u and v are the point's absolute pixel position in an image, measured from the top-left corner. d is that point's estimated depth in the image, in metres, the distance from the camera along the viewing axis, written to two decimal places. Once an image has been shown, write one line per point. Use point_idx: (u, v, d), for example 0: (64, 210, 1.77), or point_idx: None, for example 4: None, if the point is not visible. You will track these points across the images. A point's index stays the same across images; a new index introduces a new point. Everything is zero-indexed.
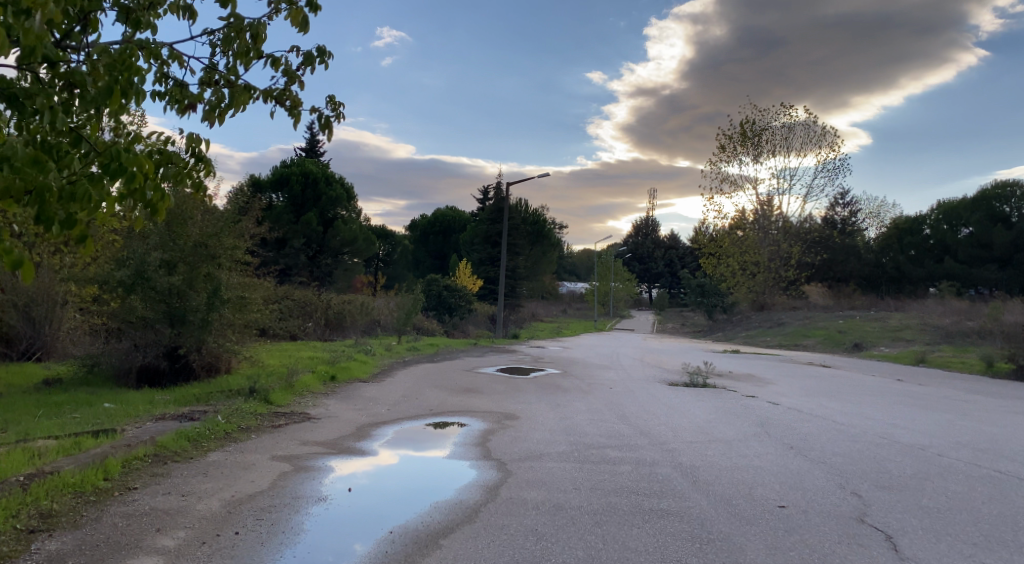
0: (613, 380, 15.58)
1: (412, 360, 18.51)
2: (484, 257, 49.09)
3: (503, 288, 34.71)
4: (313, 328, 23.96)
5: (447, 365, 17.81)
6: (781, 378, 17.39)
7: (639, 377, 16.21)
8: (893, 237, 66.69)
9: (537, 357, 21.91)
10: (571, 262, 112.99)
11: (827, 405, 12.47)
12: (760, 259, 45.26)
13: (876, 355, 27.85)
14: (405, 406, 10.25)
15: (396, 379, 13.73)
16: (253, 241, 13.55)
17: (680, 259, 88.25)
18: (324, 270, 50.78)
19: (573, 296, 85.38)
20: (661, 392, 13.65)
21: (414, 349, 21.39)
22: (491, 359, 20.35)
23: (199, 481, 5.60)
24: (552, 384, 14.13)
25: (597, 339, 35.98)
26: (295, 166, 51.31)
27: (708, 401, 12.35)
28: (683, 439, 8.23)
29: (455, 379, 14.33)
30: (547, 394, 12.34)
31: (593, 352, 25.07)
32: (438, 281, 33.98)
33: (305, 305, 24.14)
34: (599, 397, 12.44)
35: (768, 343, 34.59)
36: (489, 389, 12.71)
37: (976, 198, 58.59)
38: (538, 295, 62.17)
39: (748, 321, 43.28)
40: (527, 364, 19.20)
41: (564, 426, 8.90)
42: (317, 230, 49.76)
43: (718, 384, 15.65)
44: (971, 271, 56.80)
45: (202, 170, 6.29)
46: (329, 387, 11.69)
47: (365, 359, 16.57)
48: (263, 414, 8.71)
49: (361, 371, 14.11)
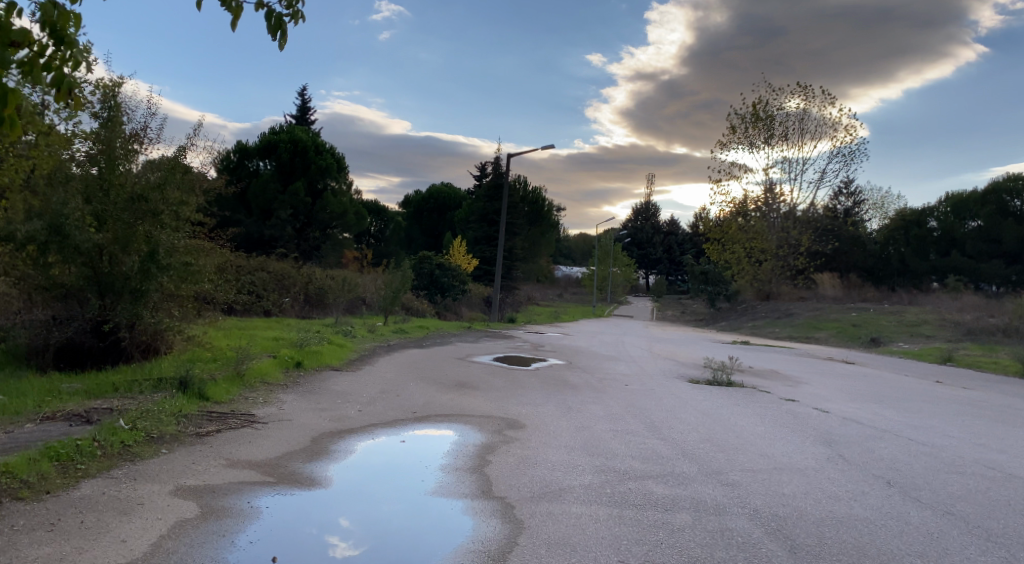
0: (626, 374, 13.60)
1: (398, 344, 16.49)
2: (480, 235, 47.05)
3: (500, 269, 32.63)
4: (290, 304, 21.96)
5: (437, 351, 15.78)
6: (812, 377, 15.45)
7: (655, 372, 14.27)
8: (897, 229, 64.92)
9: (537, 344, 19.92)
10: (567, 245, 110.96)
11: (883, 412, 10.55)
12: (768, 247, 43.34)
13: (897, 352, 25.98)
14: (383, 406, 8.19)
15: (375, 367, 11.68)
16: (208, 197, 11.42)
17: (679, 245, 86.29)
18: (312, 244, 48.44)
19: (569, 280, 83.23)
20: (686, 392, 11.67)
21: (402, 332, 19.32)
22: (486, 345, 18.33)
23: (32, 544, 3.54)
24: (558, 379, 12.14)
25: (598, 325, 34.12)
26: (285, 133, 49.09)
27: (744, 405, 10.34)
28: (740, 466, 6.25)
29: (446, 369, 12.30)
30: (554, 392, 10.33)
31: (596, 340, 23.19)
32: (430, 258, 31.78)
33: (283, 279, 22.10)
34: (615, 396, 10.47)
35: (778, 335, 32.77)
36: (484, 384, 10.69)
37: (986, 191, 56.97)
38: (534, 278, 60.05)
39: (754, 311, 41.43)
40: (527, 352, 17.21)
41: (583, 440, 6.92)
42: (305, 200, 47.54)
43: (744, 382, 13.68)
44: (978, 266, 55.09)
45: (72, 62, 4.24)
46: (291, 377, 9.68)
47: (345, 342, 14.53)
48: (191, 414, 6.63)
49: (334, 356, 12.07)
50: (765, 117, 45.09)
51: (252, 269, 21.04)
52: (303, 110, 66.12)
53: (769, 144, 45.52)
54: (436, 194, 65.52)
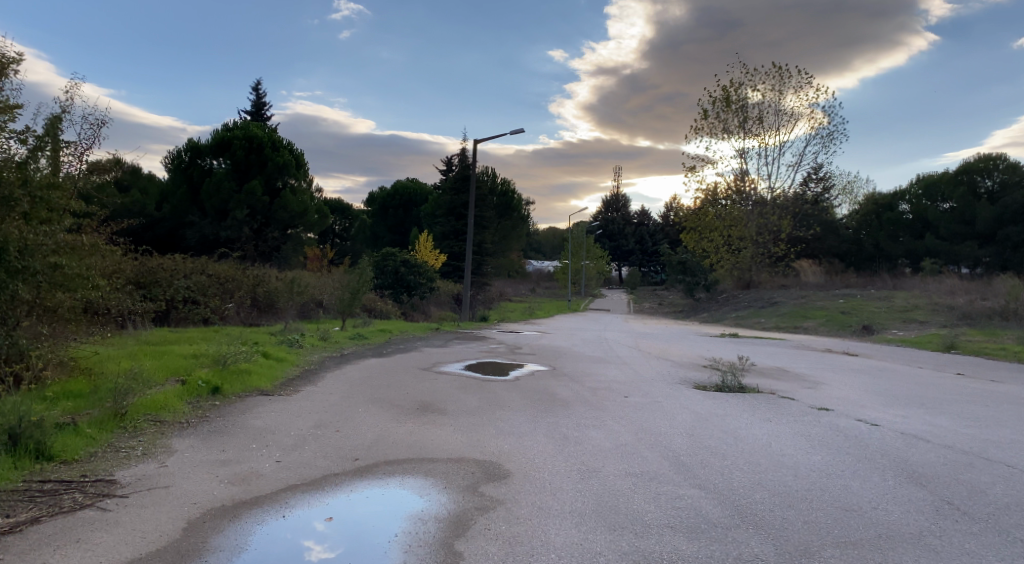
0: (619, 381, 11.59)
1: (354, 353, 14.21)
2: (448, 230, 44.76)
3: (469, 265, 30.51)
4: (235, 309, 19.61)
5: (399, 359, 13.56)
6: (828, 376, 13.71)
7: (653, 377, 12.28)
8: (870, 214, 64.19)
9: (515, 346, 17.85)
10: (537, 240, 109.01)
11: (940, 421, 8.74)
12: (747, 234, 41.79)
13: (894, 341, 24.61)
14: (317, 452, 6.00)
15: (320, 389, 9.42)
16: (93, 183, 9.02)
17: (651, 235, 84.81)
18: (270, 245, 45.77)
19: (540, 274, 81.37)
20: (702, 403, 9.72)
21: (361, 338, 17.03)
22: (457, 350, 16.17)
23: None
24: (546, 392, 10.07)
25: (576, 321, 32.26)
26: (239, 129, 46.02)
27: (777, 420, 8.39)
28: (834, 540, 4.25)
29: (409, 385, 10.17)
30: (542, 413, 8.24)
31: (578, 338, 21.24)
32: (395, 255, 29.51)
33: (227, 282, 19.61)
34: (617, 414, 8.43)
35: (765, 325, 31.27)
36: (454, 405, 8.56)
37: (957, 171, 56.72)
38: (505, 274, 58.03)
39: (736, 300, 39.88)
40: (504, 357, 15.09)
41: (599, 502, 4.85)
42: (263, 199, 44.71)
43: (758, 385, 11.79)
44: (953, 248, 54.57)
45: None
46: (202, 411, 7.42)
47: (290, 355, 12.23)
48: (3, 492, 4.35)
49: (268, 375, 9.76)
50: (739, 100, 43.63)
51: (191, 272, 18.62)
52: (257, 104, 62.86)
53: (744, 129, 43.98)
54: (401, 190, 62.73)
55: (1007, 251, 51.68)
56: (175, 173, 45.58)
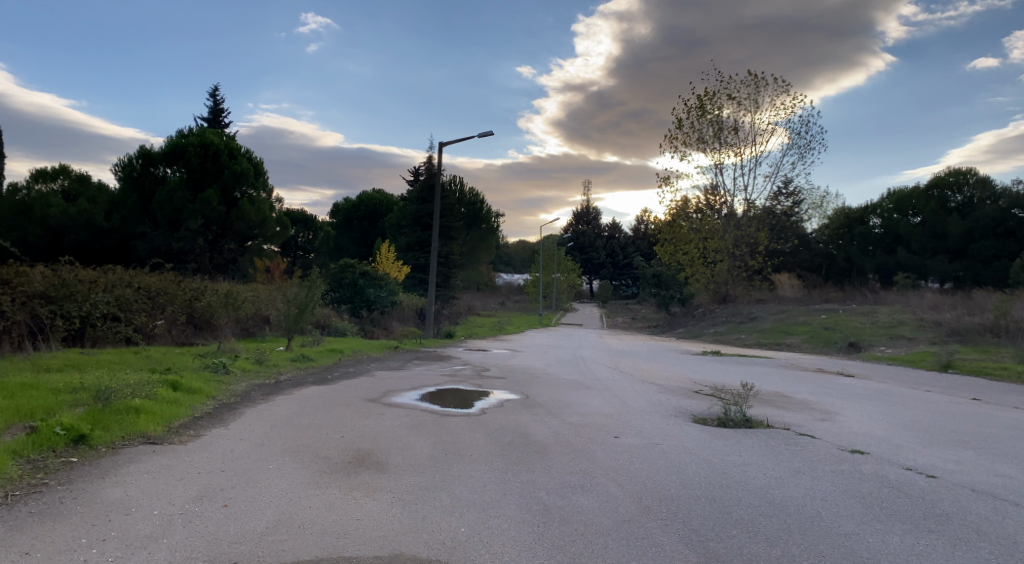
0: (604, 414, 9.73)
1: (292, 379, 12.08)
2: (414, 241, 42.82)
3: (434, 277, 28.59)
4: (164, 325, 17.27)
5: (344, 387, 11.51)
6: (838, 404, 12.11)
7: (644, 408, 10.45)
8: (841, 228, 63.81)
9: (482, 367, 15.93)
10: (506, 253, 107.51)
11: (1004, 470, 7.07)
12: (723, 247, 40.48)
13: (885, 360, 23.38)
14: (175, 552, 3.97)
15: (229, 433, 7.33)
16: None
17: (622, 248, 83.77)
18: (227, 257, 42.97)
19: (510, 288, 79.67)
20: (710, 442, 7.95)
21: (305, 360, 14.96)
22: (416, 374, 14.15)
23: None
24: (518, 431, 8.20)
25: (548, 336, 30.53)
26: (194, 136, 43.49)
27: (810, 471, 6.63)
28: None
29: (350, 424, 8.19)
30: (514, 466, 6.33)
31: (552, 357, 19.48)
32: (354, 266, 27.49)
33: (156, 295, 17.31)
34: (609, 467, 6.54)
35: (746, 341, 30.01)
36: (398, 456, 6.57)
37: (928, 185, 56.63)
38: (473, 287, 56.30)
39: (712, 315, 38.67)
40: (468, 382, 13.17)
41: None
42: (219, 209, 41.98)
43: (766, 418, 10.04)
44: (924, 263, 54.25)
45: None
46: (43, 474, 5.30)
47: (209, 386, 10.07)
48: None
49: (165, 415, 7.62)
50: (713, 108, 42.47)
51: (115, 284, 16.17)
52: (215, 110, 60.13)
53: (719, 140, 42.91)
54: (366, 200, 60.41)
55: (978, 266, 51.32)
56: (126, 180, 42.84)
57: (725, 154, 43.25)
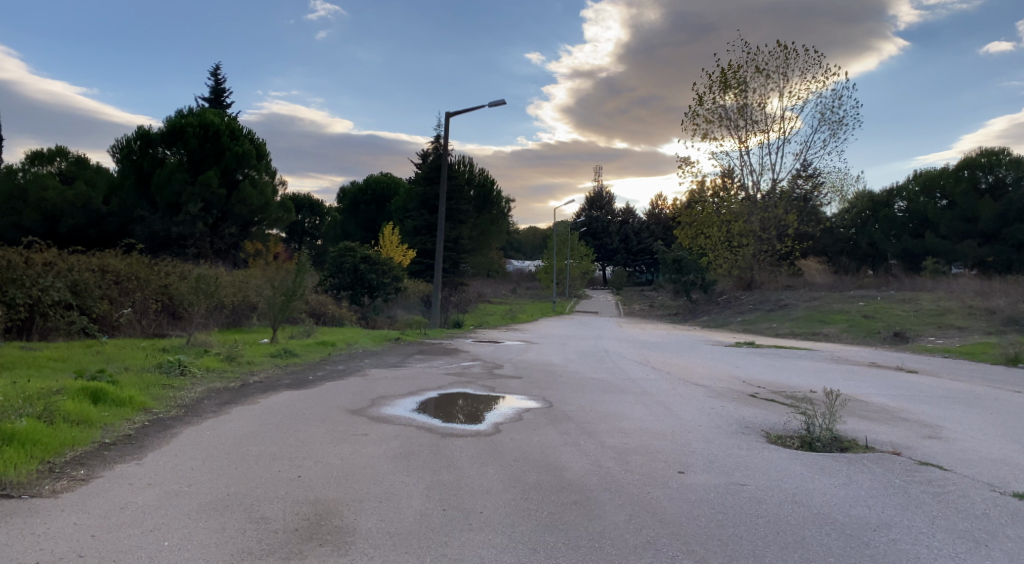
0: (658, 434, 7.49)
1: (264, 382, 9.86)
2: (420, 225, 40.61)
3: (441, 261, 26.18)
4: (133, 314, 15.08)
5: (327, 393, 9.30)
6: (934, 413, 9.80)
7: (703, 425, 8.21)
8: (864, 211, 60.94)
9: (493, 363, 13.74)
10: (517, 239, 105.32)
11: None
12: (750, 231, 37.94)
13: (938, 352, 21.06)
14: None
15: (139, 471, 5.13)
16: None
17: (636, 233, 81.13)
18: (228, 242, 40.87)
19: (521, 275, 77.43)
20: (816, 484, 5.71)
21: (288, 355, 12.78)
22: (417, 373, 11.93)
23: None
24: (546, 463, 6.00)
25: (565, 326, 28.44)
26: (193, 116, 41.32)
27: (995, 542, 4.39)
28: None
29: (319, 453, 6.02)
30: (552, 543, 4.09)
31: (573, 350, 17.33)
32: (355, 251, 25.24)
33: (125, 280, 15.21)
34: (693, 537, 4.33)
35: (778, 331, 27.81)
36: (372, 517, 4.39)
37: (958, 166, 53.60)
38: (483, 274, 54.27)
39: (738, 302, 36.37)
40: (477, 384, 10.95)
41: None
42: (219, 192, 39.64)
43: (861, 436, 7.80)
44: (953, 247, 51.21)
45: None
46: None
47: (148, 392, 7.82)
48: None
49: (57, 444, 5.42)
50: (737, 83, 39.74)
51: (74, 267, 14.01)
52: (216, 90, 57.86)
53: (745, 118, 40.28)
54: (372, 184, 58.05)
55: (1011, 250, 48.55)
56: (123, 162, 40.69)
57: (751, 132, 40.66)
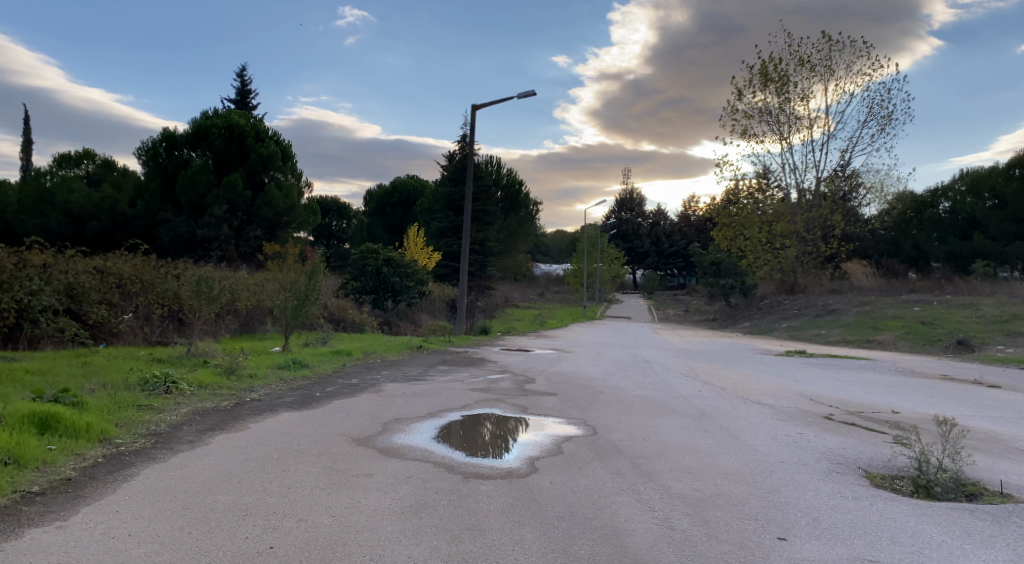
0: (736, 478, 5.97)
1: (263, 401, 8.51)
2: (446, 226, 39.37)
3: (468, 264, 24.81)
4: (133, 320, 13.98)
5: (332, 415, 7.90)
6: None
7: (786, 464, 6.64)
8: (907, 212, 58.20)
9: (524, 377, 12.26)
10: (545, 243, 104.02)
11: None
12: (792, 231, 35.89)
13: (1012, 363, 19.02)
14: None
15: (50, 541, 3.78)
16: None
17: (668, 235, 79.25)
18: (252, 245, 39.98)
19: (550, 278, 75.94)
20: (973, 561, 4.19)
21: (296, 367, 11.47)
22: (439, 389, 10.53)
23: None
24: (602, 524, 4.55)
25: (598, 332, 26.91)
26: (219, 117, 40.69)
27: None
28: None
29: (307, 506, 4.64)
30: None
31: (612, 360, 15.80)
32: (378, 252, 23.93)
33: (129, 283, 14.08)
34: None
35: (828, 339, 25.94)
36: None
37: (1009, 164, 50.64)
38: (510, 277, 52.90)
39: (781, 306, 34.41)
40: (507, 402, 9.49)
41: None
42: (244, 194, 38.91)
43: (989, 480, 6.20)
44: (1005, 249, 48.28)
45: None
46: None
47: (116, 417, 6.51)
48: None
49: None
50: (777, 77, 37.82)
51: (71, 269, 12.92)
52: (243, 92, 57.57)
53: (786, 114, 38.33)
54: (399, 186, 57.20)
55: None
56: (150, 164, 40.17)
57: (793, 129, 38.68)
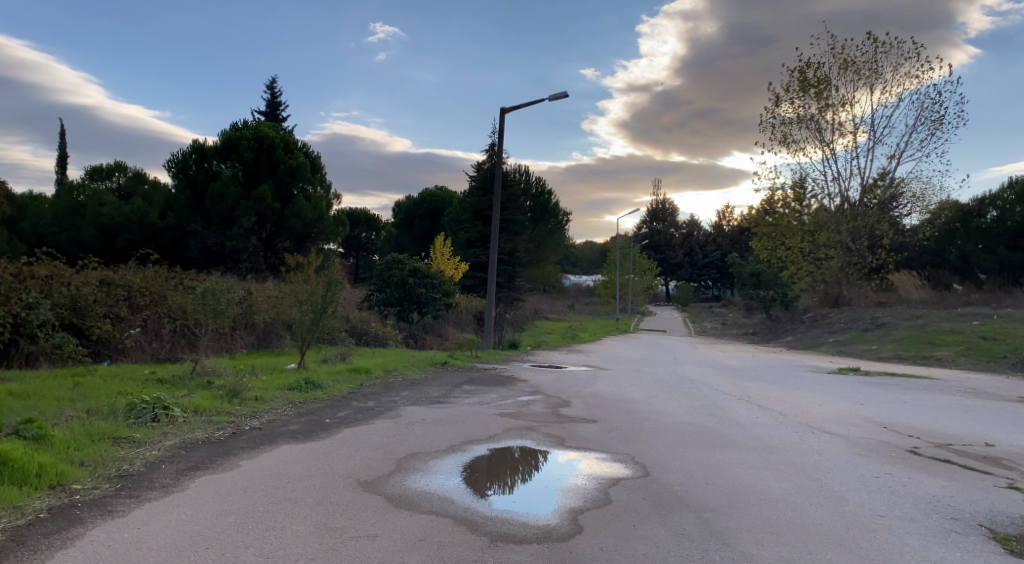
0: (833, 543, 4.71)
1: (263, 431, 7.45)
2: (473, 237, 38.39)
3: (496, 274, 23.69)
4: (142, 334, 13.18)
5: (339, 450, 6.78)
6: None
7: (888, 520, 5.35)
8: (953, 222, 55.47)
9: (558, 399, 11.05)
10: (575, 254, 102.61)
11: None
12: (837, 240, 34.12)
13: None
14: None
15: None
16: None
17: (701, 246, 77.42)
18: (280, 257, 39.43)
19: (580, 290, 74.50)
20: None
21: (308, 388, 10.42)
22: (464, 414, 9.38)
23: None
24: None
25: (633, 346, 25.54)
26: (248, 129, 40.48)
27: None
28: None
29: None
30: None
31: (652, 380, 14.49)
32: (403, 263, 22.93)
33: (138, 295, 13.28)
34: None
35: (880, 355, 24.21)
36: None
37: None
38: (539, 289, 51.68)
39: (826, 320, 32.58)
40: (541, 432, 8.30)
41: None
42: (273, 205, 38.48)
43: None
44: None
45: None
46: None
47: (82, 455, 5.52)
48: None
49: None
50: (818, 81, 36.17)
51: (75, 281, 12.15)
52: (272, 104, 57.67)
53: (828, 119, 36.60)
54: (427, 198, 56.54)
55: None
56: (180, 176, 40.08)
57: (836, 135, 36.92)
